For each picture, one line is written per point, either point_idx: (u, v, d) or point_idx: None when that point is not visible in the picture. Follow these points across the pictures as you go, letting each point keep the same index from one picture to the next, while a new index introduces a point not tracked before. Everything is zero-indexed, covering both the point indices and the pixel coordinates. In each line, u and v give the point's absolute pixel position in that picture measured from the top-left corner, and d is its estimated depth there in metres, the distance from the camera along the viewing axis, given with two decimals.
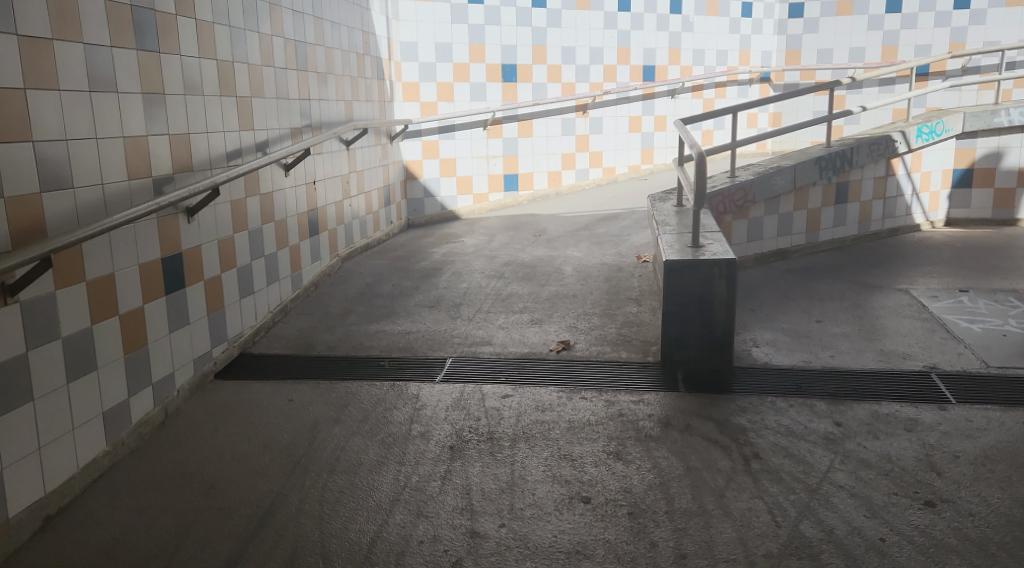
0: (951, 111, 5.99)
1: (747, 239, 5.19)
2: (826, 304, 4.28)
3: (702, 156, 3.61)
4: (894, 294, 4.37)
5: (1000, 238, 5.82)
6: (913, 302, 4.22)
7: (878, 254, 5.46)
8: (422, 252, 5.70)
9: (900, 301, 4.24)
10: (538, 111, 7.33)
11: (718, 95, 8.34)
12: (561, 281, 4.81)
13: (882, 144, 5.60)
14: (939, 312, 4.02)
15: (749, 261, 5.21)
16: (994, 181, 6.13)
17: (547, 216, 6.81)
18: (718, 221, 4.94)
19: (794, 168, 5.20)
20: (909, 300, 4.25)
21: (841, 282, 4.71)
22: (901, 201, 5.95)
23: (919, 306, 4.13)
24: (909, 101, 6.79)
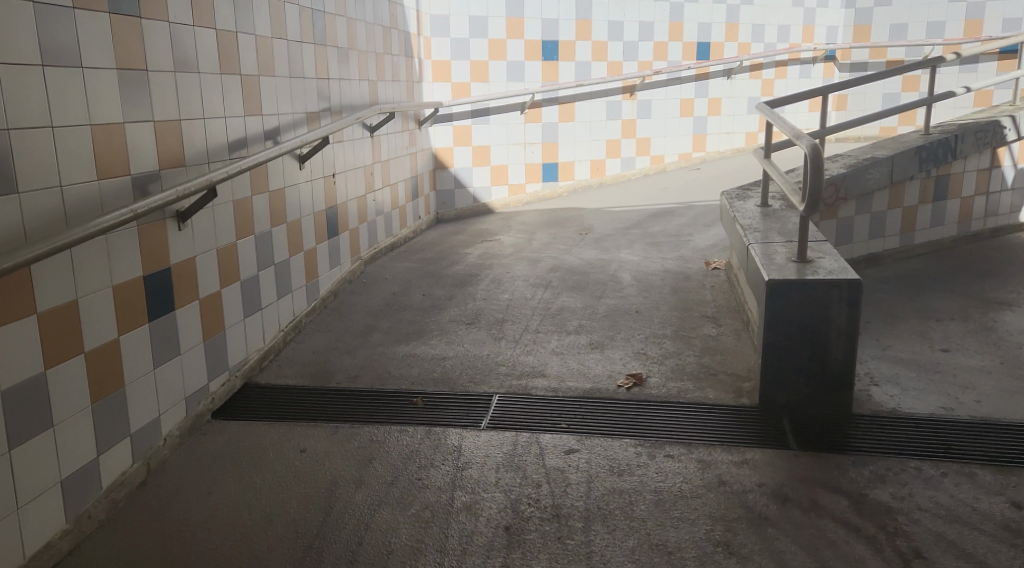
0: None
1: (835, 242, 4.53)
2: (945, 329, 3.58)
3: (816, 148, 2.87)
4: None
5: None
6: None
7: (983, 263, 4.73)
8: (456, 253, 5.05)
9: None
10: (582, 93, 6.62)
11: (778, 76, 7.66)
12: (619, 293, 4.12)
13: (989, 131, 4.91)
14: None
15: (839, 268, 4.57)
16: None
17: (593, 210, 6.13)
18: None
19: (891, 159, 4.52)
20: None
21: (953, 298, 3.99)
22: (1005, 196, 5.22)
23: None
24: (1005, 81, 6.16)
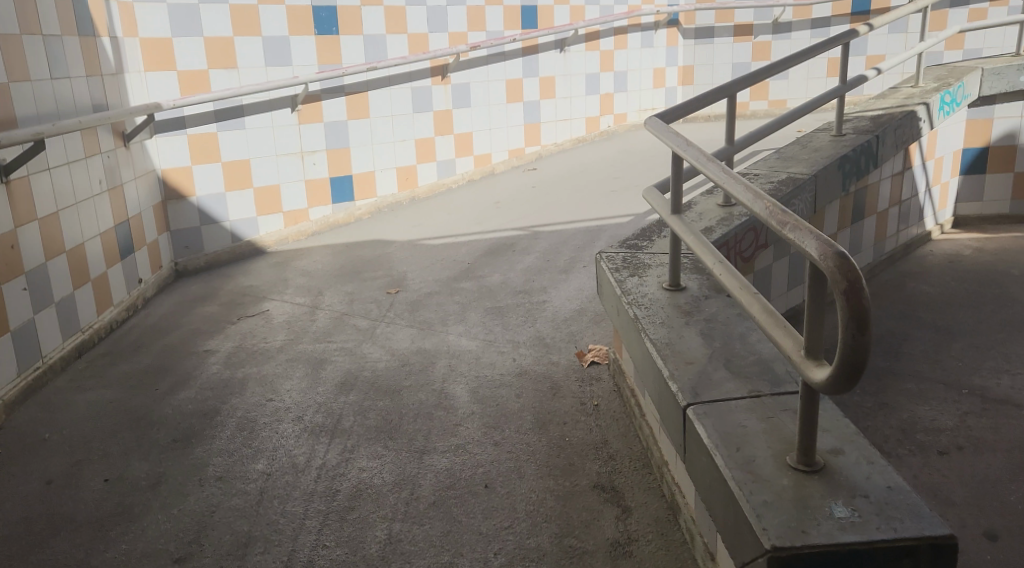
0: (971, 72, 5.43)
1: None
2: (952, 496, 2.42)
3: (830, 264, 1.48)
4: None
5: (1014, 271, 4.63)
6: None
7: (912, 329, 3.73)
8: (193, 345, 3.24)
9: None
10: (376, 78, 4.87)
11: (618, 46, 6.30)
12: (454, 441, 2.53)
13: (907, 127, 4.31)
14: None
15: None
16: (1015, 164, 5.63)
17: (403, 244, 4.52)
18: None
19: (817, 180, 3.58)
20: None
21: (926, 417, 2.87)
22: (911, 204, 4.90)
23: None
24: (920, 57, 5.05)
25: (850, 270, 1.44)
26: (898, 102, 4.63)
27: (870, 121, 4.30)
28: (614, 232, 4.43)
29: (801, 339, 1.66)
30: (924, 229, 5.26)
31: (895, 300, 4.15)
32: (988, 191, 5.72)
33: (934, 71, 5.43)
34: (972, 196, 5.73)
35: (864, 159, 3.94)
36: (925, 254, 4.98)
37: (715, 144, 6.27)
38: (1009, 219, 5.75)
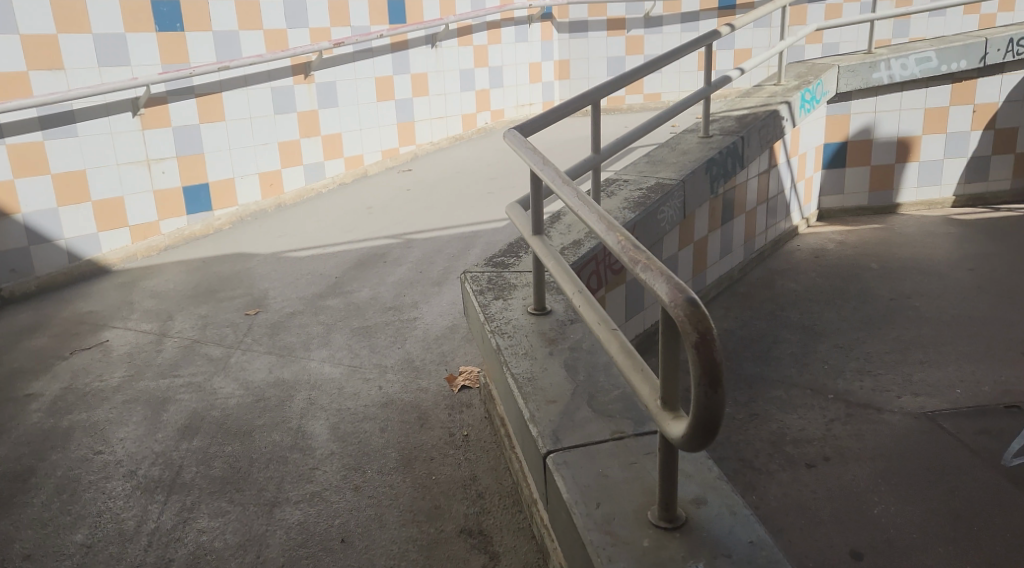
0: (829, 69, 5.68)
1: (625, 317, 3.36)
2: (818, 512, 2.44)
3: (680, 310, 1.37)
4: (892, 402, 3.07)
5: (873, 265, 4.82)
6: (926, 439, 2.84)
7: (780, 331, 3.80)
8: (13, 389, 2.88)
9: (902, 438, 2.83)
10: (230, 78, 4.54)
11: (491, 41, 6.18)
12: (309, 488, 2.33)
13: (771, 126, 4.38)
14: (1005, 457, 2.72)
15: None
16: (870, 158, 5.96)
17: (266, 256, 4.24)
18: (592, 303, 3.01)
19: (685, 185, 3.55)
20: (923, 473, 2.63)
21: (794, 427, 2.90)
22: (777, 200, 5.01)
23: (934, 432, 2.88)
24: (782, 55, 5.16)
25: (702, 320, 1.34)
26: (762, 101, 4.70)
27: (736, 121, 4.34)
28: (489, 238, 4.30)
29: (657, 386, 1.56)
30: (791, 224, 5.41)
31: (765, 299, 4.22)
32: (847, 184, 6.03)
33: (795, 68, 5.58)
34: (833, 188, 6.04)
35: (731, 161, 3.96)
36: (792, 249, 5.12)
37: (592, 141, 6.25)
38: (867, 211, 6.10)
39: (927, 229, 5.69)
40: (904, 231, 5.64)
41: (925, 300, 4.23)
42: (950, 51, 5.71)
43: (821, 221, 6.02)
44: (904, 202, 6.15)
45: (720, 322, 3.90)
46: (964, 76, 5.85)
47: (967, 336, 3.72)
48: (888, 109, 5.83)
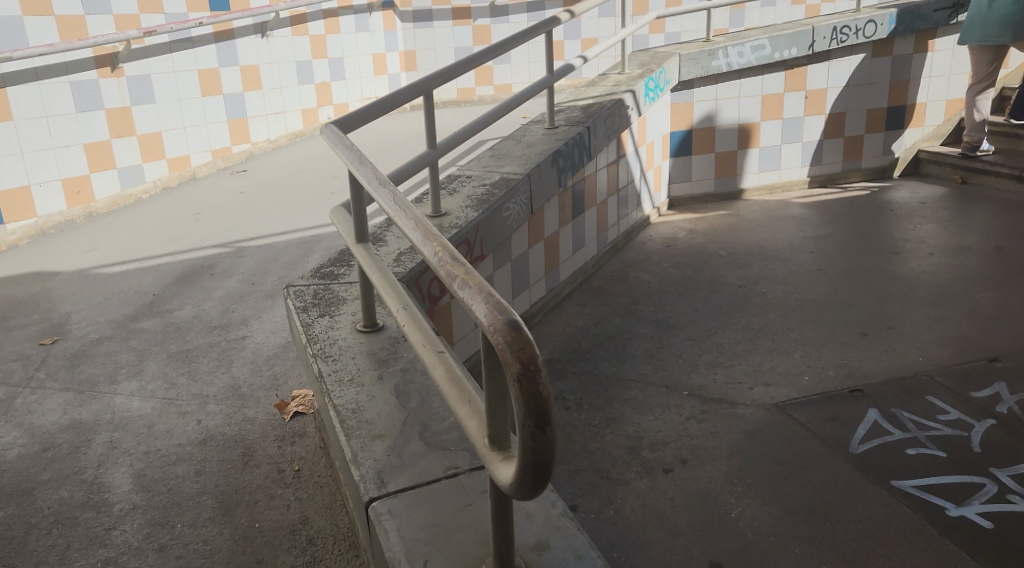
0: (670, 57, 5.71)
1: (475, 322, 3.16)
2: (676, 523, 2.32)
3: (500, 333, 1.16)
4: (745, 396, 3.03)
5: (722, 253, 4.86)
6: (780, 432, 2.80)
7: (634, 326, 3.72)
8: None
9: (757, 433, 2.78)
10: (16, 71, 3.99)
11: (328, 31, 5.86)
12: (102, 555, 1.98)
13: (616, 115, 4.29)
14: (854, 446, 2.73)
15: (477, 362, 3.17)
16: (714, 146, 6.06)
17: (71, 274, 3.74)
18: (434, 311, 2.78)
19: (531, 180, 3.38)
20: (776, 468, 2.58)
21: (650, 430, 2.80)
22: (628, 190, 4.96)
23: (787, 424, 2.85)
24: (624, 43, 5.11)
25: (526, 348, 1.13)
26: (607, 90, 4.62)
27: (581, 111, 4.22)
28: (330, 242, 3.99)
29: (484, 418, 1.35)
30: (643, 214, 5.40)
31: (619, 293, 4.14)
32: (694, 171, 6.10)
33: (639, 56, 5.56)
34: (681, 176, 6.09)
35: (577, 153, 3.83)
36: (644, 240, 5.10)
37: (441, 134, 6.02)
38: (714, 197, 6.20)
39: (771, 214, 5.84)
40: (750, 216, 5.77)
41: (771, 285, 4.29)
42: (782, 38, 5.88)
43: (672, 210, 6.06)
44: (749, 187, 6.30)
45: (575, 320, 3.77)
46: (796, 63, 6.06)
47: (811, 320, 3.77)
48: (728, 96, 5.95)
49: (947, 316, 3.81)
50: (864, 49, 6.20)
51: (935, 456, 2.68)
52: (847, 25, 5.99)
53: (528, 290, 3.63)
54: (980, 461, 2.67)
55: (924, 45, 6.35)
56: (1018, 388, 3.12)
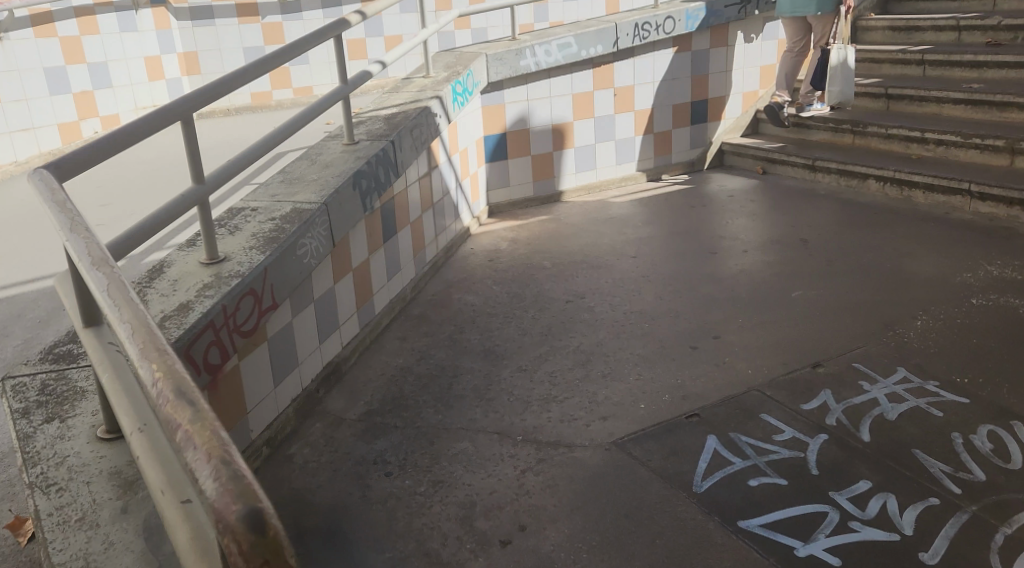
0: (477, 57, 5.40)
1: (274, 382, 2.69)
2: None
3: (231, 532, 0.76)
4: (583, 436, 2.80)
5: (545, 264, 4.66)
6: (622, 475, 2.58)
7: (460, 360, 3.39)
8: None
9: (597, 480, 2.55)
10: None
11: (84, 32, 5.70)
12: None
13: (424, 124, 3.93)
14: (698, 484, 2.56)
15: (280, 428, 2.71)
16: (529, 148, 5.85)
17: None
18: (216, 382, 2.29)
19: (330, 208, 2.94)
20: (621, 523, 2.34)
21: (483, 491, 2.48)
22: (444, 203, 4.63)
23: (629, 464, 2.64)
24: (427, 43, 4.76)
25: (272, 561, 0.75)
26: (411, 96, 4.24)
27: (383, 122, 3.82)
28: None
29: None
30: (461, 225, 5.08)
31: (442, 320, 3.79)
32: (512, 176, 5.87)
33: (443, 57, 5.23)
34: (499, 182, 5.83)
35: (381, 170, 3.41)
36: (465, 254, 4.79)
37: (232, 147, 5.41)
38: (534, 201, 6.00)
39: (590, 216, 5.73)
40: (571, 220, 5.61)
41: (597, 298, 4.12)
42: (588, 36, 5.75)
43: (492, 217, 5.79)
44: (566, 189, 6.17)
45: (394, 358, 3.38)
46: (602, 61, 5.97)
47: (641, 336, 3.62)
48: (539, 96, 5.75)
49: (769, 320, 3.80)
50: (665, 44, 6.23)
51: (778, 486, 2.56)
52: (648, 22, 5.98)
53: (337, 331, 3.19)
54: (820, 485, 2.58)
55: (720, 41, 6.49)
56: (844, 396, 3.10)
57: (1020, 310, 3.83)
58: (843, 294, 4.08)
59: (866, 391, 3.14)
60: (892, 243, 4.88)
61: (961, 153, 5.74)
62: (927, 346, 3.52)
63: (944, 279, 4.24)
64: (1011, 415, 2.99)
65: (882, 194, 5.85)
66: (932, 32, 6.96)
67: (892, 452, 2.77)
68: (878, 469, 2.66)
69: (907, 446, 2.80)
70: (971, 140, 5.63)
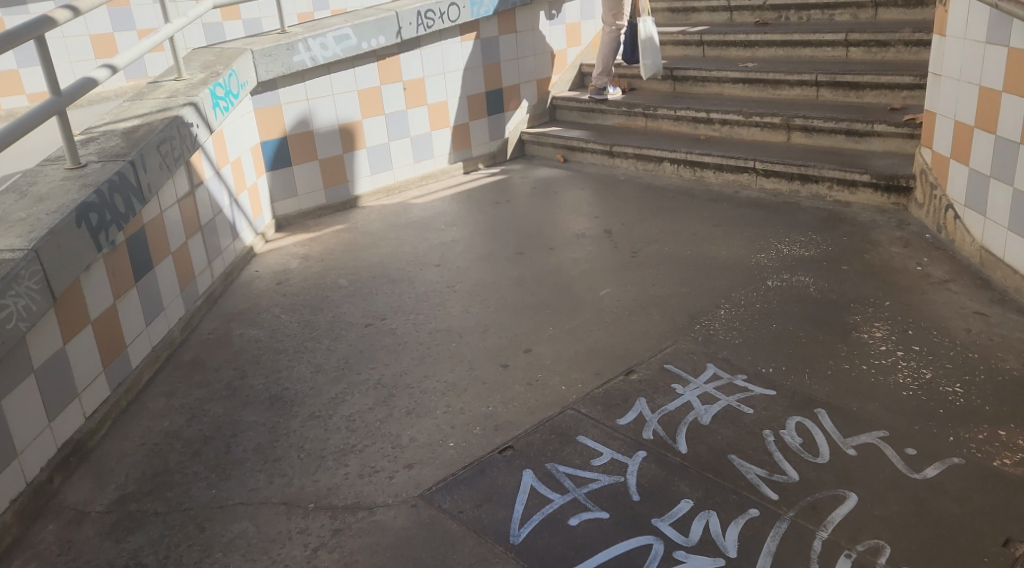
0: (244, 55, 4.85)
1: None
2: None
3: None
4: (383, 493, 2.47)
5: (342, 282, 4.24)
6: (427, 538, 2.28)
7: (242, 414, 2.92)
8: None
9: (402, 550, 2.23)
10: None
11: None
12: None
13: (174, 137, 3.38)
14: (513, 534, 2.31)
15: None
16: (315, 152, 5.37)
17: None
18: None
19: (43, 256, 2.37)
20: None
21: None
22: (216, 223, 4.09)
23: (436, 522, 2.34)
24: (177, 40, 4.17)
25: None
26: (159, 104, 3.67)
27: (121, 137, 3.23)
28: None
29: None
30: (243, 245, 4.54)
31: (220, 364, 3.29)
32: (300, 184, 5.37)
33: (201, 56, 4.64)
34: (285, 191, 5.32)
35: (118, 198, 2.84)
36: (249, 279, 4.27)
37: None
38: (328, 209, 5.54)
39: (389, 221, 5.35)
40: (369, 227, 5.21)
41: (399, 318, 3.76)
42: (367, 26, 5.33)
43: (281, 231, 5.27)
44: (363, 194, 5.74)
45: (159, 422, 2.87)
46: (387, 53, 5.58)
47: (448, 360, 3.33)
48: (320, 94, 5.28)
49: (579, 325, 3.62)
50: (452, 33, 5.95)
51: (597, 523, 2.36)
52: (431, 10, 5.65)
53: (75, 399, 2.65)
54: (641, 513, 2.41)
55: (508, 28, 6.30)
56: (657, 403, 2.96)
57: (812, 288, 3.90)
58: (649, 288, 3.99)
59: (680, 395, 3.02)
60: (691, 226, 4.90)
61: (744, 131, 5.88)
62: (733, 336, 3.46)
63: (742, 261, 4.27)
64: (816, 402, 2.96)
65: (677, 176, 5.89)
66: (706, 13, 7.18)
67: (710, 462, 2.65)
68: (697, 485, 2.53)
69: (723, 453, 2.69)
70: (752, 118, 5.76)
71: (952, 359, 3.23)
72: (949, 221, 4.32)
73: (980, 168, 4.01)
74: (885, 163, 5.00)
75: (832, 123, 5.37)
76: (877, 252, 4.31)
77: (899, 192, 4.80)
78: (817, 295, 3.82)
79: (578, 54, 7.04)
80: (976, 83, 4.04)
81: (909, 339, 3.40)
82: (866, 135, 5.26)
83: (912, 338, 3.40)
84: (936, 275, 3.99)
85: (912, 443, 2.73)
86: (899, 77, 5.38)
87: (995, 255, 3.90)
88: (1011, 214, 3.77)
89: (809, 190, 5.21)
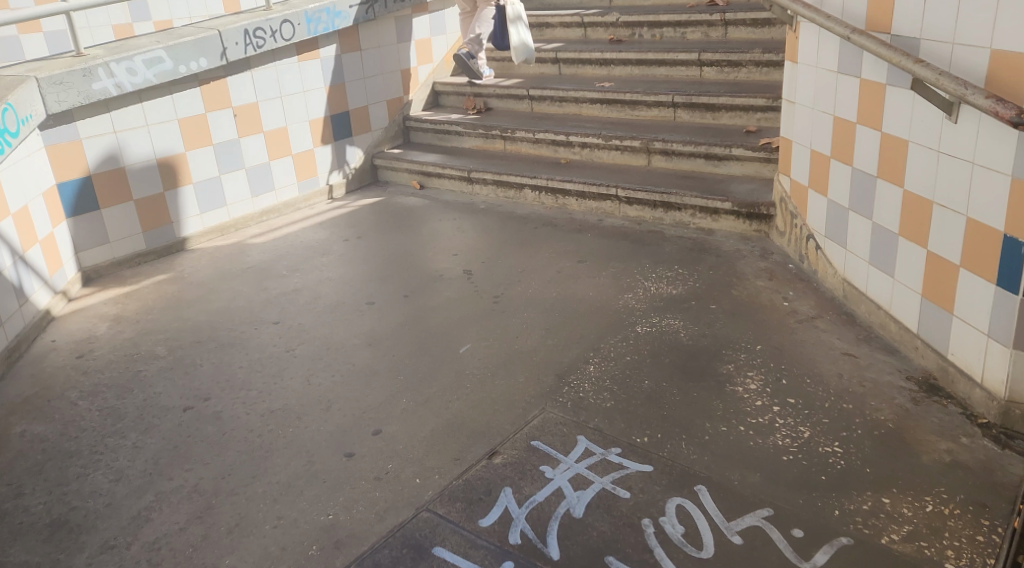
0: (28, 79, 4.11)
1: None
2: None
3: None
4: None
5: (160, 349, 3.67)
6: None
7: (9, 554, 2.43)
8: None
9: None
10: None
11: None
12: None
13: None
14: None
15: None
16: (128, 192, 4.72)
17: None
18: None
19: None
20: None
21: None
22: None
23: None
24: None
25: None
26: None
27: None
28: None
29: None
30: (36, 309, 3.90)
31: None
32: (111, 230, 4.70)
33: None
34: (93, 238, 4.64)
35: None
36: (42, 354, 3.64)
37: None
38: (148, 255, 4.88)
39: (221, 265, 4.75)
40: (196, 275, 4.59)
41: (225, 397, 3.24)
42: (185, 47, 4.70)
43: (90, 284, 4.59)
44: (191, 235, 5.11)
45: None
46: (211, 76, 4.97)
47: (281, 453, 2.86)
48: (129, 126, 4.63)
49: (435, 394, 3.22)
50: (286, 53, 5.40)
51: None
52: (260, 27, 5.08)
53: None
54: None
55: (350, 46, 5.81)
56: (524, 493, 2.61)
57: (682, 333, 3.67)
58: (511, 343, 3.64)
59: (549, 480, 2.68)
60: (553, 262, 4.60)
61: (604, 155, 5.66)
62: (604, 400, 3.15)
63: (608, 304, 4.00)
64: (694, 478, 2.68)
65: (538, 203, 5.59)
66: (560, 29, 6.93)
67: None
68: None
69: (599, 555, 2.36)
70: (612, 141, 5.54)
71: (829, 413, 3.03)
72: (811, 251, 4.20)
73: (839, 200, 3.90)
74: (746, 189, 4.88)
75: (691, 147, 5.21)
76: (744, 286, 4.13)
77: (761, 219, 4.68)
78: (688, 342, 3.59)
79: (430, 72, 6.63)
80: (831, 112, 3.93)
81: (784, 391, 3.19)
82: (725, 159, 5.13)
83: (787, 389, 3.21)
84: (803, 312, 3.84)
85: (797, 522, 2.47)
86: (752, 99, 5.28)
87: (859, 289, 3.78)
88: (871, 249, 3.66)
89: (672, 218, 5.03)
